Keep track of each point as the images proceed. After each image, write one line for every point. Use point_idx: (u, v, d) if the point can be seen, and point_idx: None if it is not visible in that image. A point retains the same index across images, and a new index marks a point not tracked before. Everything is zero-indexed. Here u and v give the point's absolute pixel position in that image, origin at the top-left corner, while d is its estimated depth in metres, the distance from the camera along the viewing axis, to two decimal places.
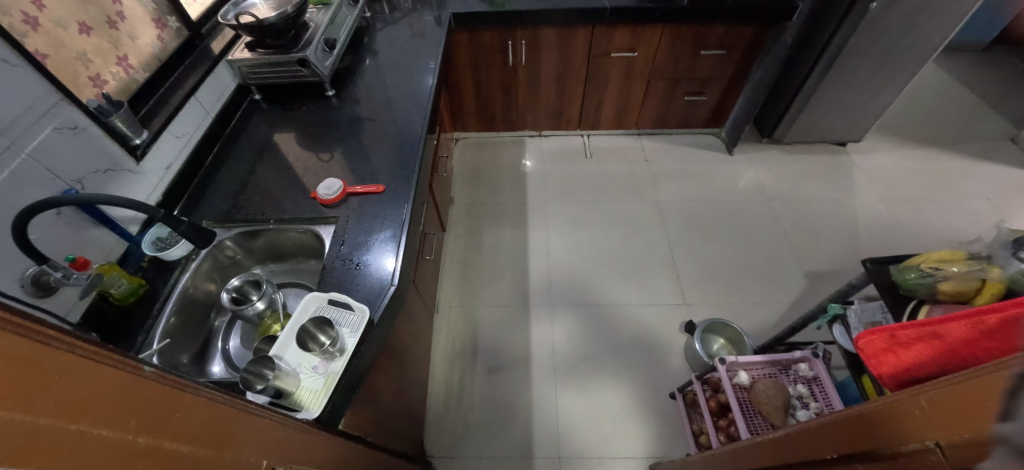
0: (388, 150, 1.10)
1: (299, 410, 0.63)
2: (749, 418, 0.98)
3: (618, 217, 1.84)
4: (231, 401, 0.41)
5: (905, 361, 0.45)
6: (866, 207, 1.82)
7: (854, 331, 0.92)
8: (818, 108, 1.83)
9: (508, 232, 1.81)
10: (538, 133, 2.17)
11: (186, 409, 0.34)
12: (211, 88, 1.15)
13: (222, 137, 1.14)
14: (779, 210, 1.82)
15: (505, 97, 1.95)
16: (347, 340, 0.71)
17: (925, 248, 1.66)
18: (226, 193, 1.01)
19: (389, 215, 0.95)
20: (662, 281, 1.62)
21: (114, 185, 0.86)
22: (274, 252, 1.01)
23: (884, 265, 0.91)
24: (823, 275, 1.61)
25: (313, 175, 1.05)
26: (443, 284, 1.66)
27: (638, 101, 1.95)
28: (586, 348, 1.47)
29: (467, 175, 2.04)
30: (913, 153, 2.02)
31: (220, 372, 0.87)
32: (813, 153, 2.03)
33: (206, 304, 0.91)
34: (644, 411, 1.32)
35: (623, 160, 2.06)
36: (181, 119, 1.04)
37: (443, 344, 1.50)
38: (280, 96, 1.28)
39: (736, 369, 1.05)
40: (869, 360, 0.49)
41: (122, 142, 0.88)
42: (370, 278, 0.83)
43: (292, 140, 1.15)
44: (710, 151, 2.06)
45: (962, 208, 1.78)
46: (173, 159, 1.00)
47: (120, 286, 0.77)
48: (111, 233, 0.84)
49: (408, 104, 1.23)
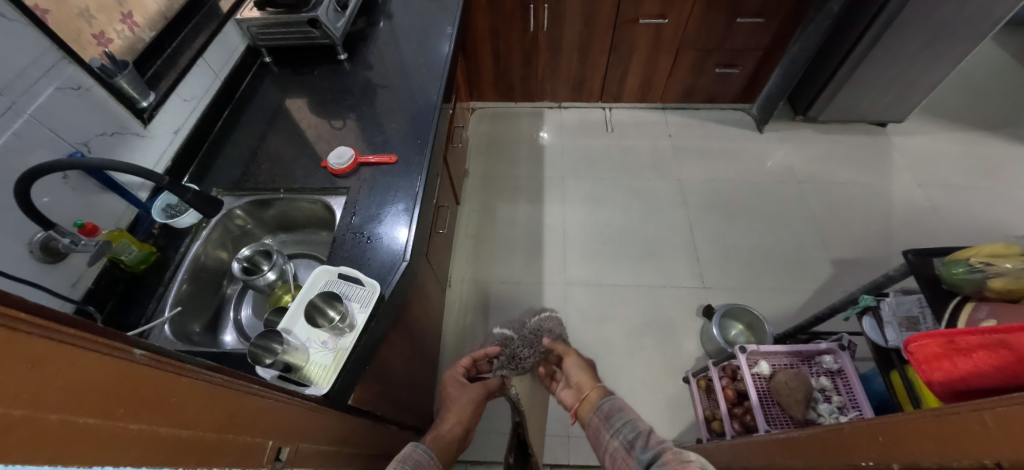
0: (402, 119, 1.05)
1: (309, 384, 0.63)
2: (767, 409, 0.95)
3: (638, 196, 1.77)
4: (230, 384, 0.39)
5: (965, 369, 0.40)
6: (904, 192, 1.71)
7: (887, 325, 0.87)
8: (860, 84, 1.69)
9: (522, 206, 1.77)
10: (558, 104, 2.07)
11: (181, 394, 0.32)
12: (219, 49, 1.10)
13: (232, 102, 1.10)
14: (809, 194, 1.73)
15: (524, 66, 1.85)
16: (357, 316, 0.69)
17: (965, 239, 1.56)
18: (236, 160, 0.98)
19: (401, 187, 0.91)
20: (681, 263, 1.57)
21: (121, 149, 0.84)
22: (285, 223, 0.99)
23: (925, 257, 0.83)
24: (850, 263, 1.54)
25: (323, 143, 1.01)
26: (456, 258, 1.64)
27: (664, 73, 1.83)
28: (598, 329, 1.44)
29: (483, 147, 1.98)
30: (961, 136, 1.87)
31: (232, 342, 0.87)
32: (851, 133, 1.90)
33: (218, 272, 0.90)
34: (654, 394, 1.31)
35: (645, 135, 1.97)
36: (189, 82, 1.00)
37: (455, 318, 1.49)
38: (291, 59, 1.22)
39: (756, 359, 1.01)
40: (919, 366, 0.45)
41: (128, 104, 0.85)
42: (382, 252, 0.80)
43: (304, 106, 1.11)
44: (739, 128, 1.95)
45: (1009, 197, 1.66)
46: (182, 122, 0.97)
47: (130, 253, 0.76)
48: (120, 198, 0.82)
49: (422, 70, 1.17)
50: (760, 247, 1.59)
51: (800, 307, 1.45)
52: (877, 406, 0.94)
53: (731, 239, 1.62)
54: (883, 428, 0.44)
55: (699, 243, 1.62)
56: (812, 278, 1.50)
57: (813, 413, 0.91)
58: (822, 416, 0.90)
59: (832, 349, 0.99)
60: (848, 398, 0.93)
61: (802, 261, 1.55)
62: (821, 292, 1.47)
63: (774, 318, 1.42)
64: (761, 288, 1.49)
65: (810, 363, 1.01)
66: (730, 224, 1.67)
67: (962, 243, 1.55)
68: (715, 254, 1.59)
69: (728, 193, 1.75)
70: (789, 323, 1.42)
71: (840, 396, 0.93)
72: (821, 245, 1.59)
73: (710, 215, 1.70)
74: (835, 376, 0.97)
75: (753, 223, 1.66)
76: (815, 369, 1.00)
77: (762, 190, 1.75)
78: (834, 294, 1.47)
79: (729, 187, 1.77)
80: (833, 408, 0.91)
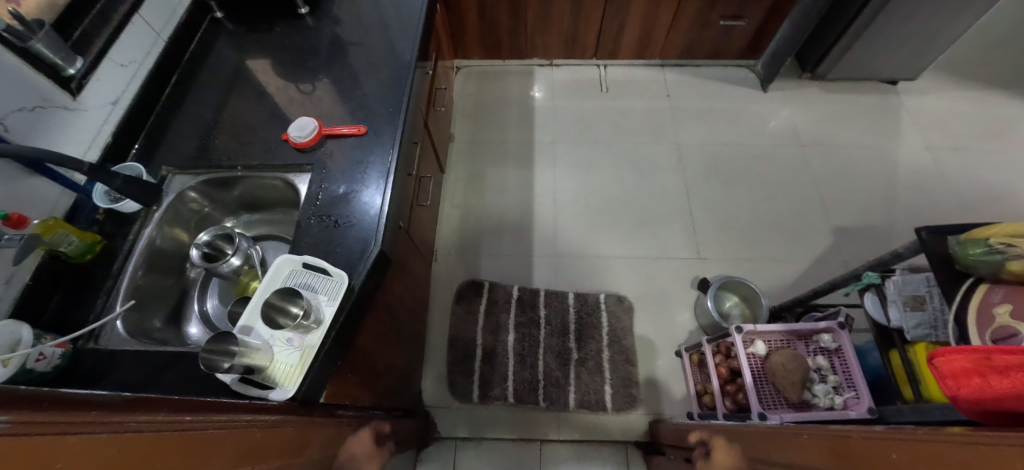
0: (373, 82, 0.93)
1: (273, 387, 0.58)
2: (761, 388, 0.95)
3: (633, 161, 1.68)
4: (143, 427, 0.33)
5: (996, 390, 0.36)
6: (911, 156, 1.63)
7: (891, 303, 0.83)
8: (876, 39, 1.56)
9: (512, 173, 1.67)
10: (549, 62, 1.93)
11: (73, 458, 0.26)
12: (158, 3, 0.95)
13: (181, 66, 0.97)
14: (812, 158, 1.65)
15: (511, 19, 1.68)
16: (324, 310, 0.63)
17: (967, 204, 1.51)
18: (189, 133, 0.87)
19: (372, 162, 0.82)
20: (676, 233, 1.52)
21: (51, 126, 0.73)
22: (249, 203, 0.90)
23: (940, 236, 0.76)
24: (850, 231, 1.49)
25: (285, 112, 0.90)
26: (443, 229, 1.57)
27: (664, 26, 1.67)
28: (588, 300, 1.41)
29: (470, 109, 1.85)
30: (975, 94, 1.77)
31: (198, 334, 0.81)
32: (860, 92, 1.79)
33: (178, 257, 0.83)
34: (644, 367, 1.30)
35: (642, 96, 1.84)
36: (124, 43, 0.87)
37: (441, 293, 1.44)
38: (246, 13, 1.07)
39: (752, 338, 0.99)
40: (945, 381, 0.40)
41: (51, 73, 0.73)
42: (351, 237, 0.72)
43: (266, 68, 0.97)
44: (742, 87, 1.82)
45: (1018, 160, 1.59)
46: (120, 92, 0.85)
47: (70, 244, 0.68)
48: (52, 183, 0.73)
49: (394, 26, 1.03)
50: (759, 215, 1.54)
51: (797, 276, 1.42)
52: (872, 381, 0.93)
53: (729, 207, 1.56)
54: (903, 446, 0.40)
55: (696, 212, 1.56)
56: (811, 247, 1.47)
57: (808, 394, 0.91)
58: (817, 397, 0.90)
59: (830, 328, 0.95)
60: (844, 377, 0.92)
61: (801, 230, 1.50)
62: (819, 262, 1.44)
63: (769, 288, 1.40)
64: (758, 258, 1.46)
65: (806, 341, 0.99)
66: (729, 191, 1.60)
67: (964, 208, 1.51)
68: (713, 223, 1.54)
69: (728, 158, 1.67)
70: (784, 292, 1.39)
71: (836, 375, 0.92)
72: (822, 212, 1.53)
73: (708, 181, 1.62)
74: (831, 354, 0.95)
75: (752, 190, 1.59)
76: (812, 348, 0.98)
77: (763, 153, 1.67)
78: (832, 264, 1.43)
79: (730, 151, 1.68)
80: (828, 388, 0.90)
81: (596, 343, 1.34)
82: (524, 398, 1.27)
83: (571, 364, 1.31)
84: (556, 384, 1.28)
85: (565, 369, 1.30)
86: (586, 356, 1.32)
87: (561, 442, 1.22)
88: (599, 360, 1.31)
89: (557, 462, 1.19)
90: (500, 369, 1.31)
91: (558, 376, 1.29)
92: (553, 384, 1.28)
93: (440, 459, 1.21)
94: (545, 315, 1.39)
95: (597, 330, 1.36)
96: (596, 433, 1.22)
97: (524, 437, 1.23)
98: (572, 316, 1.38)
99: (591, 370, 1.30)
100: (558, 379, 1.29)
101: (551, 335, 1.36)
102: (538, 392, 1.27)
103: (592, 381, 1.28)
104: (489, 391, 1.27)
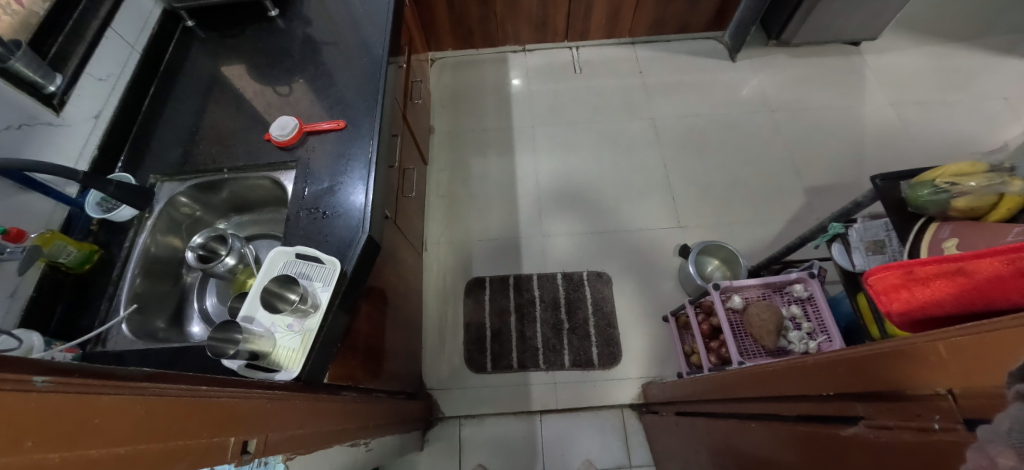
0: (347, 79, 0.95)
1: (278, 369, 0.62)
2: (739, 339, 1.03)
3: (611, 138, 1.72)
4: (172, 393, 0.37)
5: (922, 299, 0.41)
6: (876, 113, 1.69)
7: (855, 250, 0.86)
8: (835, 3, 1.60)
9: (493, 159, 1.71)
10: (523, 47, 1.95)
11: (107, 414, 0.31)
12: (128, 16, 0.96)
13: (159, 75, 0.98)
14: (782, 123, 1.70)
15: (480, 7, 1.70)
16: (319, 295, 0.67)
17: (929, 157, 1.58)
18: (171, 141, 0.89)
19: (354, 153, 0.85)
20: (656, 206, 1.57)
21: (39, 142, 0.75)
22: (240, 204, 0.93)
23: (893, 182, 0.79)
24: (822, 190, 1.55)
25: (265, 115, 0.92)
26: (430, 220, 1.60)
27: (630, 6, 1.70)
28: (575, 274, 1.46)
29: (447, 100, 1.88)
30: (933, 49, 1.82)
31: (200, 332, 0.84)
32: (826, 55, 1.84)
33: (174, 261, 0.86)
34: (634, 333, 1.36)
35: (615, 74, 1.87)
36: (100, 57, 0.89)
37: (433, 280, 1.49)
38: (215, 19, 1.08)
39: (729, 293, 1.06)
40: (877, 297, 0.45)
41: (32, 91, 0.75)
42: (339, 226, 0.76)
43: (243, 72, 0.99)
44: (711, 59, 1.86)
45: (977, 110, 1.66)
46: (102, 104, 0.87)
47: (69, 255, 0.71)
48: (45, 197, 0.75)
49: (364, 22, 1.05)
50: (734, 182, 1.59)
51: (775, 237, 1.47)
52: (845, 326, 0.99)
53: (705, 175, 1.61)
54: (841, 362, 0.45)
55: (674, 183, 1.61)
56: (786, 208, 1.52)
57: (784, 341, 0.98)
58: (792, 343, 0.97)
59: (802, 278, 1.03)
60: (817, 323, 1.00)
61: (776, 192, 1.56)
62: (794, 221, 1.50)
63: (748, 250, 1.46)
64: (737, 222, 1.51)
65: (781, 292, 1.07)
66: (704, 160, 1.65)
67: (928, 161, 1.57)
68: (691, 193, 1.59)
69: (701, 129, 1.71)
70: (762, 254, 1.45)
71: (809, 321, 1.00)
72: (794, 174, 1.59)
73: (684, 153, 1.67)
74: (804, 303, 1.03)
75: (726, 157, 1.64)
76: (786, 298, 1.05)
77: (735, 122, 1.72)
78: (807, 222, 1.49)
79: (703, 122, 1.73)
80: (802, 335, 0.97)
81: (593, 314, 1.39)
82: (525, 362, 1.34)
83: (563, 335, 1.37)
84: (552, 348, 1.35)
85: (560, 338, 1.36)
86: (578, 324, 1.38)
87: (559, 412, 1.28)
88: (596, 330, 1.36)
89: (555, 430, 1.26)
90: (502, 345, 1.37)
91: (555, 345, 1.35)
92: (549, 348, 1.35)
93: (445, 438, 1.27)
94: (538, 294, 1.43)
95: (583, 302, 1.41)
96: (592, 400, 1.28)
97: (524, 410, 1.29)
98: (561, 292, 1.43)
99: (585, 338, 1.35)
100: (553, 343, 1.36)
101: (545, 311, 1.40)
102: (536, 354, 1.35)
103: (586, 346, 1.35)
104: (496, 358, 1.35)
